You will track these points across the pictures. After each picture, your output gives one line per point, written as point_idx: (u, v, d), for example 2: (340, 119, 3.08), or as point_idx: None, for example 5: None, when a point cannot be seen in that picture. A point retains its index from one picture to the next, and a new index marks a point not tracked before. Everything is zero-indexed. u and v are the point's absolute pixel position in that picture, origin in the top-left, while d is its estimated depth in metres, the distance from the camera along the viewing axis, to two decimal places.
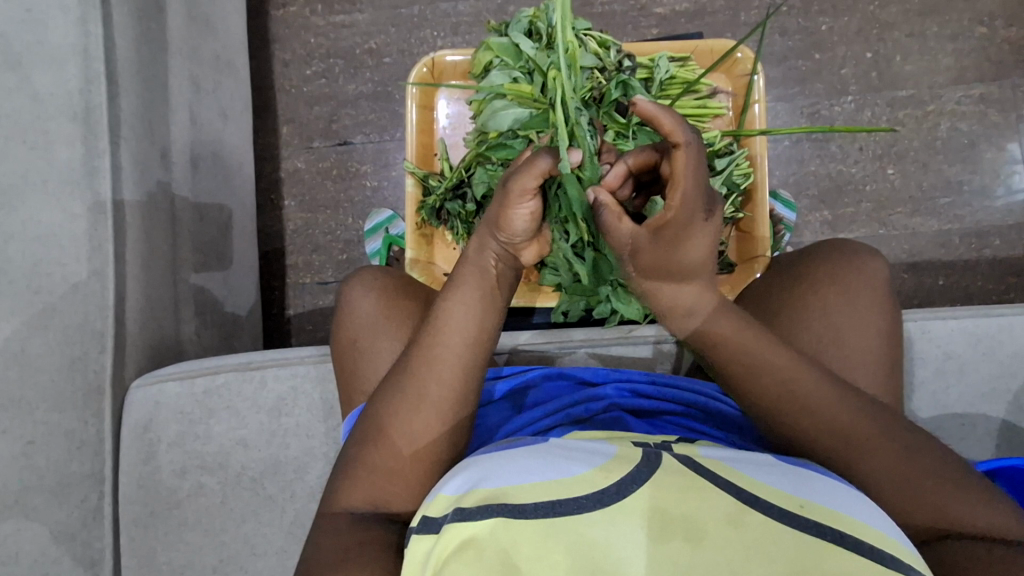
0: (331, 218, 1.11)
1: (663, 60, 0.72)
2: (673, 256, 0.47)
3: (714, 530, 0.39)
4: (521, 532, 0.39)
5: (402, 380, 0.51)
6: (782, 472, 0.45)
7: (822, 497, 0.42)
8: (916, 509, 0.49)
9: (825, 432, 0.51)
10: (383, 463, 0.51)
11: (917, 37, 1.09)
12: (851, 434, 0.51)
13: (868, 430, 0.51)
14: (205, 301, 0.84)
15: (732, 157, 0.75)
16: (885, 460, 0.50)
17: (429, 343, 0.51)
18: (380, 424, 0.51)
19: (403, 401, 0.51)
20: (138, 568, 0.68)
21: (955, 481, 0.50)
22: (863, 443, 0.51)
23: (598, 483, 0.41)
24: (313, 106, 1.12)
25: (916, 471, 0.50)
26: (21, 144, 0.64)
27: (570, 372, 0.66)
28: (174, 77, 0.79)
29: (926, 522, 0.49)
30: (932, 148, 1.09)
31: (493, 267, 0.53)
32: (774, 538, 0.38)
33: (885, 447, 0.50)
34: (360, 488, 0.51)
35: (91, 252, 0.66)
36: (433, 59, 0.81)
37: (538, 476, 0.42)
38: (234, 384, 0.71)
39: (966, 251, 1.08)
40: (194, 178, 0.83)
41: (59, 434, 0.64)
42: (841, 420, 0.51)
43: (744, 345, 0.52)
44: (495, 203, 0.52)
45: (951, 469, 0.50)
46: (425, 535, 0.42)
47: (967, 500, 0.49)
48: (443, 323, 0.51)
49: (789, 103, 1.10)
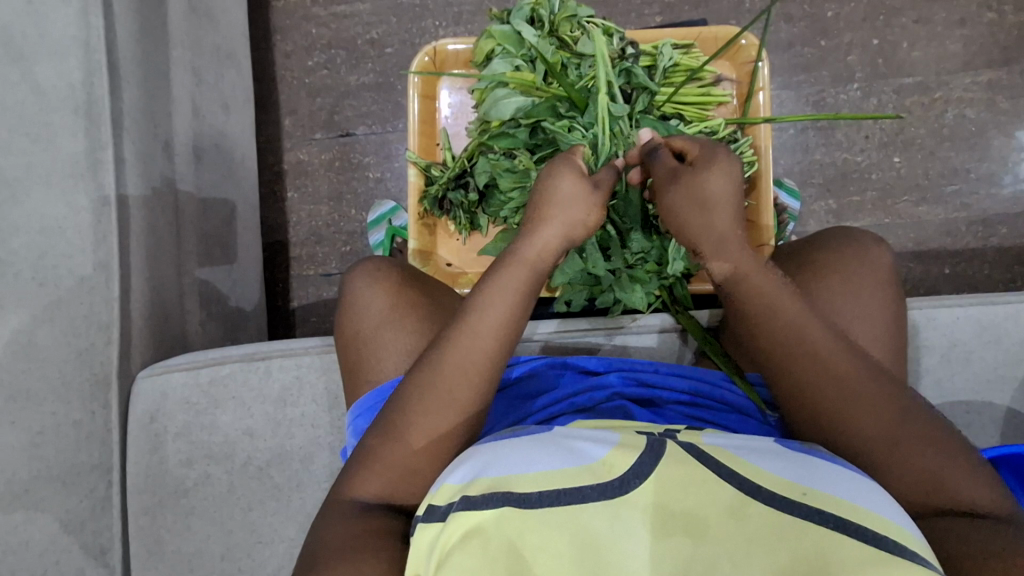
0: (334, 210, 1.11)
1: (667, 47, 0.69)
2: (696, 183, 0.54)
3: (716, 525, 0.39)
4: (524, 522, 0.39)
5: (432, 377, 0.51)
6: (786, 459, 0.45)
7: (826, 485, 0.42)
8: (903, 478, 0.50)
9: (812, 389, 0.53)
10: (400, 461, 0.50)
11: (925, 22, 1.07)
12: (835, 402, 0.52)
13: (857, 394, 0.52)
14: (209, 293, 0.85)
15: (736, 146, 0.72)
16: (871, 420, 0.51)
17: (462, 342, 0.51)
18: (401, 419, 0.51)
19: (430, 400, 0.51)
20: (146, 557, 0.69)
21: (943, 447, 0.50)
22: (847, 402, 0.52)
23: (600, 474, 0.42)
24: (314, 97, 1.12)
25: (904, 436, 0.51)
26: (24, 135, 0.64)
27: (574, 361, 0.65)
28: (176, 69, 0.79)
29: (912, 491, 0.49)
30: (939, 136, 1.08)
31: (541, 267, 0.54)
32: (776, 529, 0.39)
33: (871, 408, 0.51)
34: (372, 479, 0.50)
35: (96, 242, 0.66)
36: (435, 46, 0.81)
37: (542, 465, 0.42)
38: (239, 375, 0.71)
39: (973, 240, 1.08)
40: (197, 169, 0.83)
41: (68, 425, 0.65)
42: (834, 380, 0.52)
43: (764, 292, 0.54)
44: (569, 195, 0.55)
45: (938, 434, 0.51)
46: (429, 523, 0.42)
47: (954, 468, 0.49)
48: (478, 322, 0.52)
49: (794, 91, 1.09)
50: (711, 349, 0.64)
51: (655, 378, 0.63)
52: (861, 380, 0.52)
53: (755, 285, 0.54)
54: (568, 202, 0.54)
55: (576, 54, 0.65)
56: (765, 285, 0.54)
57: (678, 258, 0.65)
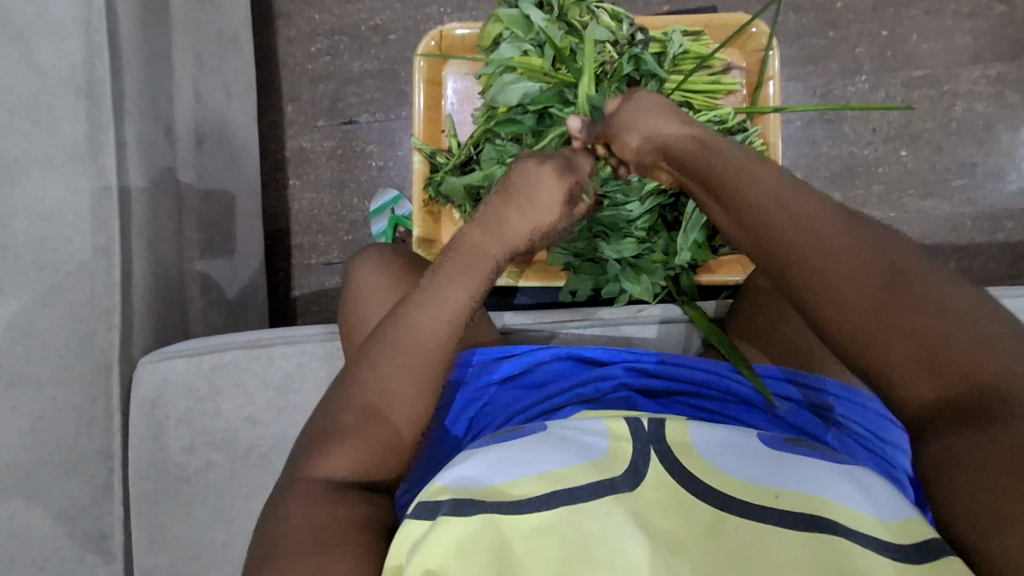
0: (336, 198, 1.10)
1: (677, 33, 0.67)
2: (637, 103, 0.54)
3: (693, 544, 0.40)
4: (515, 526, 0.41)
5: (406, 356, 0.50)
6: (764, 460, 0.45)
7: (800, 482, 0.42)
8: (912, 369, 0.41)
9: (797, 255, 0.44)
10: (375, 438, 0.48)
11: (934, 14, 1.07)
12: (809, 266, 0.44)
13: (832, 258, 0.43)
14: (210, 280, 0.84)
15: (745, 135, 0.70)
16: (866, 292, 0.42)
17: (436, 321, 0.51)
18: (378, 398, 0.49)
19: (405, 380, 0.50)
20: (146, 544, 0.67)
21: (952, 308, 0.41)
22: (831, 268, 0.43)
23: (590, 474, 0.43)
24: (317, 84, 1.11)
25: (899, 301, 0.41)
26: (24, 118, 0.63)
27: (579, 351, 0.63)
28: (177, 52, 0.78)
29: (926, 380, 0.40)
30: (947, 130, 1.07)
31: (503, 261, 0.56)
32: (751, 540, 0.40)
33: (862, 271, 0.43)
34: (343, 456, 0.48)
35: (96, 227, 0.65)
36: (441, 32, 0.79)
37: (535, 469, 0.43)
38: (242, 361, 0.70)
39: (978, 235, 1.07)
40: (198, 154, 0.82)
41: (68, 410, 0.64)
42: (820, 237, 0.44)
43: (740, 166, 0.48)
44: (526, 176, 0.55)
45: (946, 293, 0.41)
46: (418, 520, 0.42)
47: (968, 336, 0.40)
48: (443, 300, 0.51)
49: (802, 83, 1.08)
50: (718, 339, 0.62)
51: (659, 368, 0.62)
52: (849, 242, 0.43)
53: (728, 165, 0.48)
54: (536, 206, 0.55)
55: (585, 40, 0.65)
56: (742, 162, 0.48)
57: (685, 248, 0.65)
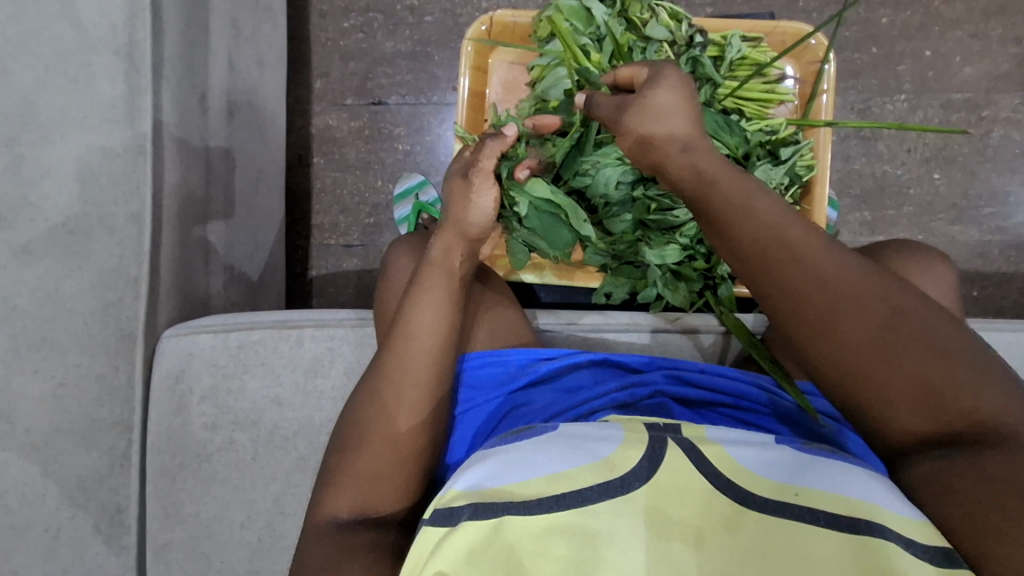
0: (360, 179, 1.08)
1: (737, 38, 0.66)
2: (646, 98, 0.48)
3: (711, 536, 0.40)
4: (523, 528, 0.40)
5: (375, 385, 0.52)
6: (788, 461, 0.44)
7: (819, 480, 0.41)
8: (906, 406, 0.40)
9: (794, 293, 0.42)
10: (366, 468, 0.50)
11: (979, 37, 1.05)
12: (807, 305, 0.42)
13: (829, 296, 0.41)
14: (235, 254, 0.82)
15: (797, 147, 0.67)
16: (863, 332, 0.41)
17: (399, 344, 0.53)
18: (360, 428, 0.51)
19: (379, 406, 0.51)
20: (162, 520, 0.66)
21: (945, 344, 0.40)
22: (826, 309, 0.41)
23: (600, 475, 0.42)
24: (348, 61, 1.08)
25: (897, 343, 0.40)
26: (61, 75, 0.62)
27: (615, 358, 0.63)
28: (215, 16, 0.75)
29: (921, 416, 0.40)
30: (982, 155, 1.06)
31: (460, 266, 0.56)
32: (771, 538, 0.39)
33: (858, 310, 0.41)
34: (341, 494, 0.49)
35: (129, 194, 0.63)
36: (492, 16, 0.77)
37: (546, 469, 0.42)
38: (270, 341, 0.69)
39: (1005, 264, 1.07)
40: (229, 124, 0.79)
41: (90, 379, 0.63)
42: (818, 275, 0.42)
43: (737, 194, 0.44)
44: (460, 207, 0.57)
45: (938, 329, 0.40)
46: (433, 526, 0.41)
47: (964, 368, 0.39)
48: (409, 324, 0.53)
49: (840, 97, 1.07)
50: (759, 352, 0.60)
51: (699, 377, 0.61)
52: (847, 277, 0.41)
53: (723, 194, 0.44)
54: (452, 203, 0.58)
55: (643, 38, 0.63)
56: (738, 191, 0.44)
57: None
